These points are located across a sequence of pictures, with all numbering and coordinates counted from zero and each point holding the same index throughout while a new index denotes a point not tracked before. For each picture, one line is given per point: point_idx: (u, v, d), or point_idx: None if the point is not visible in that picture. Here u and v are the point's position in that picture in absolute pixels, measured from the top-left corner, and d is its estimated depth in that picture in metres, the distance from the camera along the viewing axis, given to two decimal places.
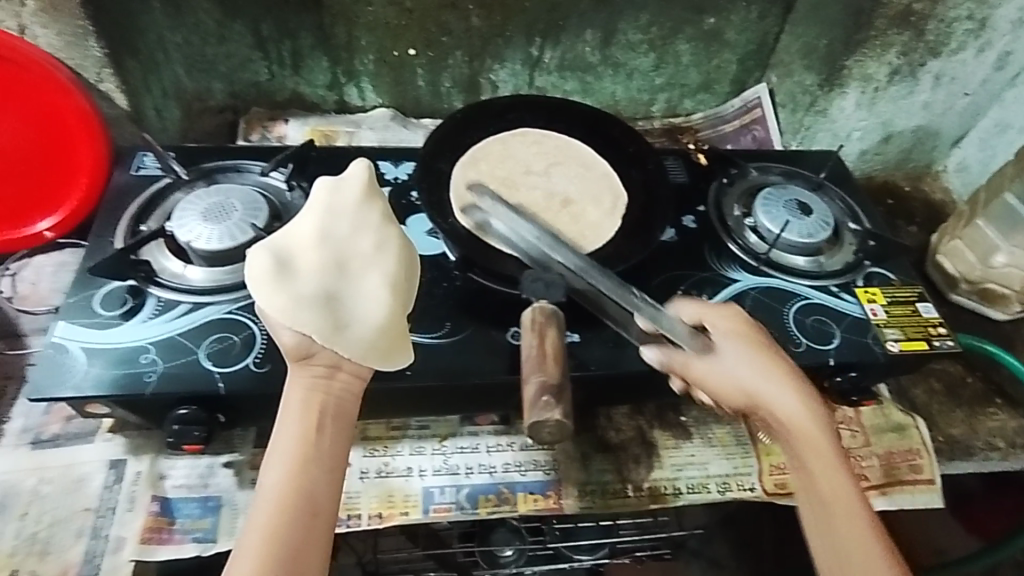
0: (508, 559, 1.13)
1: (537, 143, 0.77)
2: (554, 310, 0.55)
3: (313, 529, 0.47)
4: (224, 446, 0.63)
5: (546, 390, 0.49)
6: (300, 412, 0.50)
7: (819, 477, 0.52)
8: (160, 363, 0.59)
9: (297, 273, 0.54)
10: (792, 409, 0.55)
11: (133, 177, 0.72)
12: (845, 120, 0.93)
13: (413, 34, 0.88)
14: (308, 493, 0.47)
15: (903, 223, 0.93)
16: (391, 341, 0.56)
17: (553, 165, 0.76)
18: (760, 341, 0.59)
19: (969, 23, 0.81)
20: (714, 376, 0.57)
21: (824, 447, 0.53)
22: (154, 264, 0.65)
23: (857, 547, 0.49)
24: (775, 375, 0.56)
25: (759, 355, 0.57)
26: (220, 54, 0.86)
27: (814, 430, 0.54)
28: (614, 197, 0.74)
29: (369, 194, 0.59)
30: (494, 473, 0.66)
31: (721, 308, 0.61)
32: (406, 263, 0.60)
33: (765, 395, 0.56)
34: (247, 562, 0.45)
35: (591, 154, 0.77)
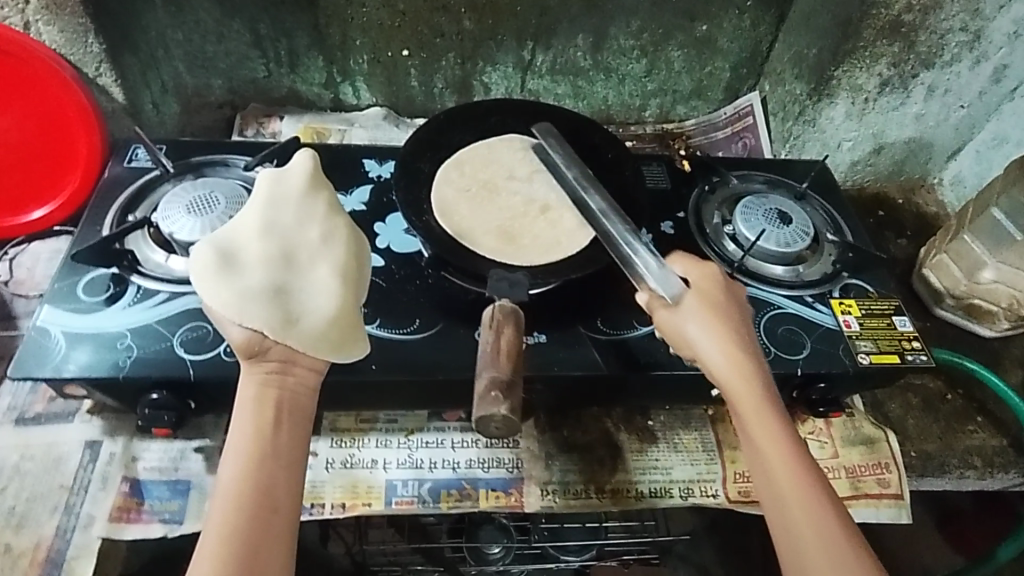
0: (495, 556, 1.12)
1: (522, 148, 0.77)
2: (515, 308, 0.55)
3: (270, 524, 0.48)
4: (196, 431, 0.65)
5: (495, 385, 0.49)
6: (254, 409, 0.53)
7: (756, 431, 0.54)
8: (136, 349, 0.61)
9: (242, 267, 0.59)
10: (727, 362, 0.57)
11: (125, 169, 0.75)
12: (834, 130, 0.92)
13: (406, 35, 0.90)
14: (263, 488, 0.49)
15: (892, 235, 0.93)
16: (343, 331, 0.60)
17: (536, 170, 0.76)
18: (716, 295, 0.60)
19: (963, 35, 0.80)
20: (670, 329, 0.59)
21: (756, 395, 0.55)
22: (138, 254, 0.68)
23: (789, 489, 0.51)
24: (716, 333, 0.58)
25: (704, 306, 0.59)
26: (220, 52, 0.89)
27: (747, 382, 0.55)
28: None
29: (311, 187, 0.66)
30: (458, 469, 0.67)
31: (699, 267, 0.63)
32: (354, 251, 0.65)
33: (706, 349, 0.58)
34: (204, 560, 0.46)
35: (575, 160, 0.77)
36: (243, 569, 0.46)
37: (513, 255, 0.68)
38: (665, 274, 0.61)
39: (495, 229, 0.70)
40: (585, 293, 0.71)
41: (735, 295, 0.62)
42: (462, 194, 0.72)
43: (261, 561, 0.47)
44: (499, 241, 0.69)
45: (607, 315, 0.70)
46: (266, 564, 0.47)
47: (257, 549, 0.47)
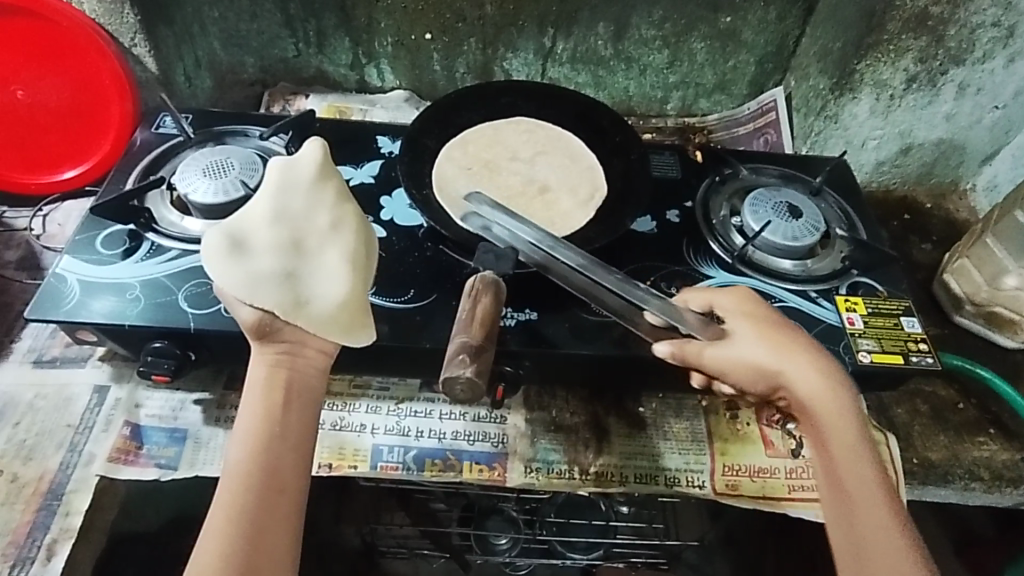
0: (501, 548, 1.07)
1: (530, 132, 0.79)
2: (495, 278, 0.57)
3: (279, 504, 0.48)
4: (197, 384, 0.68)
5: (464, 349, 0.52)
6: (264, 391, 0.52)
7: (840, 464, 0.53)
8: (143, 299, 0.65)
9: (254, 254, 0.58)
10: (809, 390, 0.55)
11: (152, 134, 0.79)
12: (858, 127, 0.89)
13: (429, 19, 0.92)
14: (271, 469, 0.49)
15: (917, 240, 0.90)
16: (352, 318, 0.59)
17: (540, 155, 0.77)
18: (772, 320, 0.59)
19: (996, 31, 0.77)
20: (729, 363, 0.57)
21: (846, 428, 0.54)
22: (155, 213, 0.71)
23: (878, 526, 0.50)
24: (799, 357, 0.56)
25: (768, 335, 0.57)
26: (252, 30, 0.93)
27: (842, 410, 0.54)
28: (592, 189, 0.75)
29: (322, 174, 0.64)
30: (443, 439, 0.68)
31: (731, 291, 0.61)
32: (364, 240, 0.64)
33: (788, 376, 0.56)
34: (212, 538, 0.47)
35: (580, 146, 0.78)
36: (249, 549, 0.46)
37: None
38: (679, 316, 0.60)
39: None
40: None
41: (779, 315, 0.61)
42: (463, 171, 0.74)
43: (265, 542, 0.47)
44: None
45: None
46: (270, 545, 0.47)
47: (262, 531, 0.47)
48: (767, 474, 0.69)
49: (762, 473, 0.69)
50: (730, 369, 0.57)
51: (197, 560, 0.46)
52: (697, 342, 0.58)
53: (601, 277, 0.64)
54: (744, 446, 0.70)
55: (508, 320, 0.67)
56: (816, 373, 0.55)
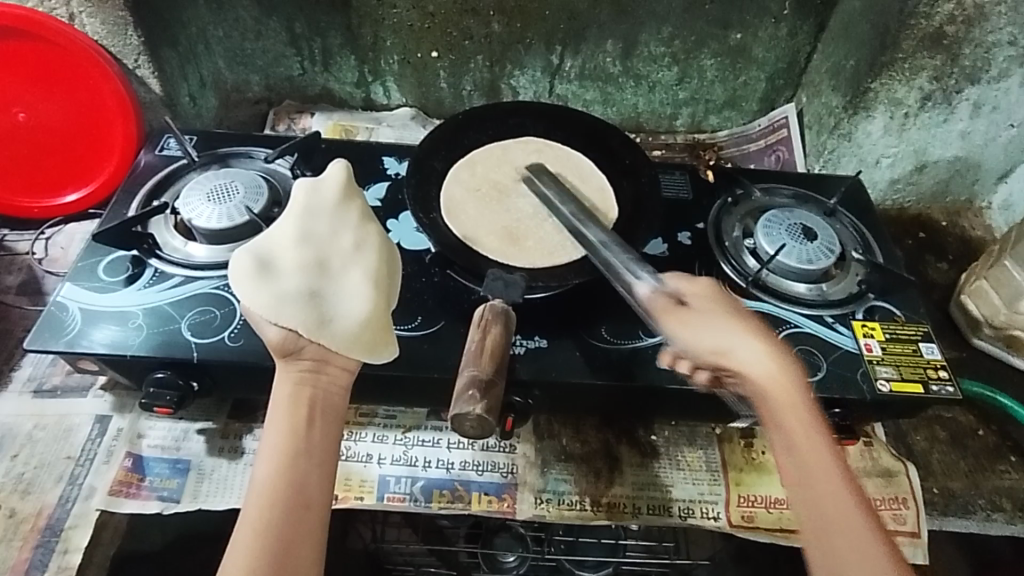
0: (510, 565, 1.02)
1: (537, 152, 0.78)
2: (507, 308, 0.56)
3: (304, 520, 0.46)
4: (200, 413, 0.67)
5: (474, 383, 0.50)
6: (288, 409, 0.51)
7: (790, 434, 0.48)
8: (146, 328, 0.63)
9: (280, 275, 0.56)
10: (763, 376, 0.50)
11: (156, 156, 0.78)
12: (871, 145, 0.87)
13: (436, 37, 0.90)
14: (297, 484, 0.47)
15: (933, 259, 0.88)
16: (375, 336, 0.57)
17: (548, 174, 0.76)
18: (728, 305, 0.53)
19: (1012, 50, 0.75)
20: (687, 342, 0.51)
21: (796, 399, 0.49)
22: (159, 238, 0.70)
23: (835, 508, 0.45)
24: (743, 332, 0.51)
25: (717, 319, 0.51)
26: (258, 49, 0.92)
27: (788, 384, 0.49)
28: (603, 211, 0.73)
29: (346, 196, 0.64)
30: (452, 469, 0.67)
31: (695, 281, 0.54)
32: (388, 259, 0.62)
33: (732, 353, 0.50)
34: (238, 556, 0.44)
35: (589, 166, 0.77)
36: (276, 566, 0.44)
37: (514, 256, 0.68)
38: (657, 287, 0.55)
39: (495, 228, 0.71)
40: (589, 300, 0.70)
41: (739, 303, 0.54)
42: (470, 194, 0.73)
43: (291, 558, 0.45)
44: (501, 242, 0.70)
45: (612, 322, 0.68)
46: (297, 560, 0.45)
47: (289, 545, 0.45)
48: (783, 504, 0.67)
49: (778, 503, 0.67)
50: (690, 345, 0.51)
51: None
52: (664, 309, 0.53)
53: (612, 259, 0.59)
54: (759, 477, 0.68)
55: (517, 348, 0.65)
56: (772, 360, 0.50)
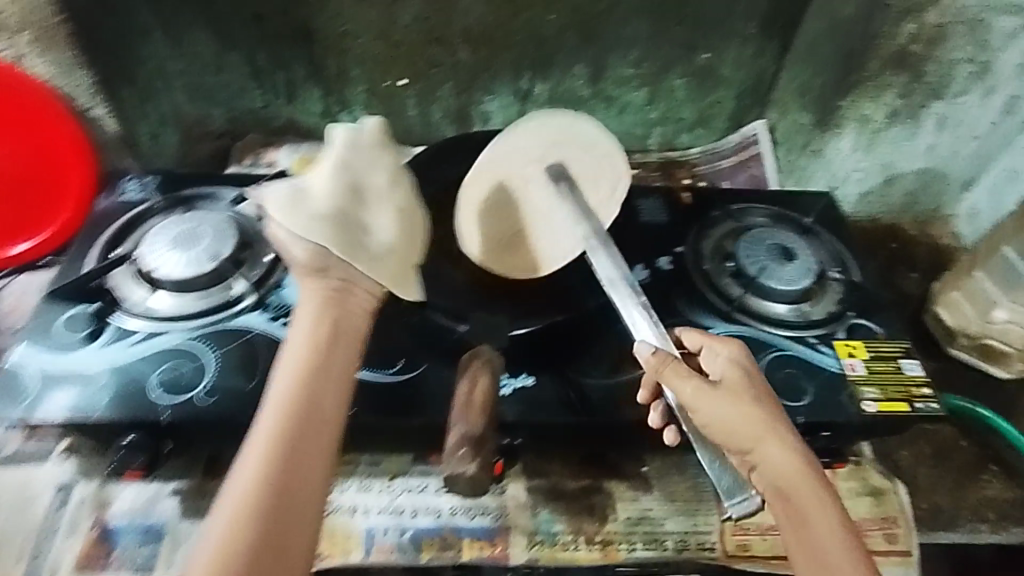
0: None
1: (542, 122, 0.69)
2: (492, 356, 0.54)
3: (320, 434, 0.47)
4: (174, 472, 0.63)
5: (464, 441, 0.48)
6: (312, 326, 0.52)
7: (814, 536, 0.46)
8: (110, 390, 0.60)
9: (315, 200, 0.59)
10: (786, 470, 0.49)
11: (115, 202, 0.74)
12: (841, 162, 0.89)
13: (402, 66, 0.89)
14: (314, 398, 0.48)
15: (903, 270, 0.90)
16: (400, 268, 0.60)
17: (553, 147, 0.69)
18: (756, 392, 0.53)
19: (970, 66, 0.74)
20: (701, 413, 0.51)
21: (826, 507, 0.47)
22: (120, 290, 0.67)
23: None
24: (777, 431, 0.50)
25: (741, 398, 0.51)
26: (220, 82, 0.88)
27: (813, 489, 0.48)
28: (613, 185, 0.71)
29: (382, 140, 0.66)
30: (440, 516, 0.65)
31: (722, 343, 0.56)
32: (416, 202, 0.65)
33: (764, 448, 0.50)
34: (251, 462, 0.45)
35: (595, 130, 0.71)
36: (286, 472, 0.45)
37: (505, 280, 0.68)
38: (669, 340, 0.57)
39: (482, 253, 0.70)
40: (575, 331, 0.69)
41: (761, 381, 0.54)
42: (450, 226, 0.72)
43: (296, 479, 0.45)
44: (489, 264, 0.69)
45: (598, 356, 0.67)
46: (307, 473, 0.46)
47: (293, 464, 0.45)
48: (778, 531, 0.66)
49: (772, 530, 0.66)
50: (706, 418, 0.51)
51: (228, 497, 0.44)
52: (664, 364, 0.52)
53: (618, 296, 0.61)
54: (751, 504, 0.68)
55: (504, 389, 0.64)
56: (795, 454, 0.49)
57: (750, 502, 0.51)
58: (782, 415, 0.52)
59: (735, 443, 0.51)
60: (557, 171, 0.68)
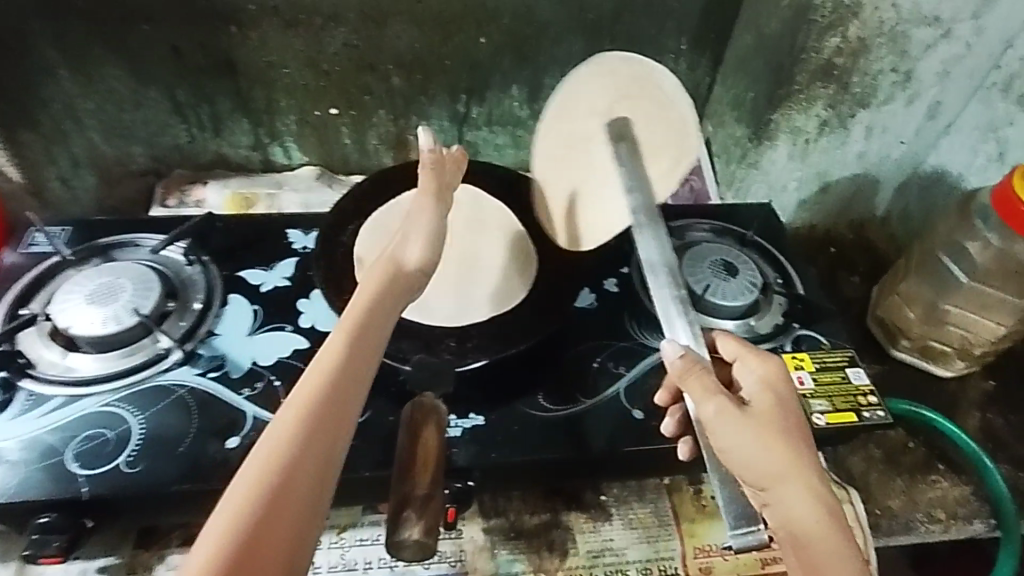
0: None
1: (614, 75, 0.67)
2: (434, 403, 0.52)
3: (356, 384, 0.43)
4: (100, 548, 0.59)
5: (408, 503, 0.46)
6: (369, 277, 0.50)
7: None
8: (21, 467, 0.55)
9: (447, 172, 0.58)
10: (806, 516, 0.44)
11: (23, 255, 0.69)
12: (778, 172, 0.92)
13: (333, 94, 0.86)
14: (366, 346, 0.45)
15: (846, 273, 0.90)
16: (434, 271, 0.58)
17: (621, 104, 0.67)
18: (789, 421, 0.48)
19: (893, 76, 0.74)
20: (724, 441, 0.47)
21: (845, 559, 0.42)
22: (31, 354, 0.62)
23: None
24: (804, 465, 0.45)
25: (769, 425, 0.47)
26: (138, 119, 0.84)
27: (834, 536, 0.43)
28: (678, 156, 0.65)
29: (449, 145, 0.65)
30: (395, 567, 0.62)
31: (761, 358, 0.53)
32: None
33: (785, 484, 0.45)
34: (292, 407, 0.40)
35: (674, 87, 0.65)
36: (322, 420, 0.40)
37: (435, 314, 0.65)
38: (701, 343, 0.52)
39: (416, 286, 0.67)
40: (525, 362, 0.67)
41: (795, 402, 0.50)
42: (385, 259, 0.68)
43: (290, 495, 0.37)
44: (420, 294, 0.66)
45: (549, 388, 0.66)
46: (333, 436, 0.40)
47: (295, 477, 0.38)
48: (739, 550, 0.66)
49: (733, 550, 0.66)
50: (724, 443, 0.47)
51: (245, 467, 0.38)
52: (695, 371, 0.48)
53: (660, 283, 0.56)
54: (711, 524, 0.67)
55: (453, 429, 0.62)
56: (820, 501, 0.44)
57: (755, 538, 0.46)
58: (812, 447, 0.48)
59: (756, 477, 0.46)
60: (617, 131, 0.66)
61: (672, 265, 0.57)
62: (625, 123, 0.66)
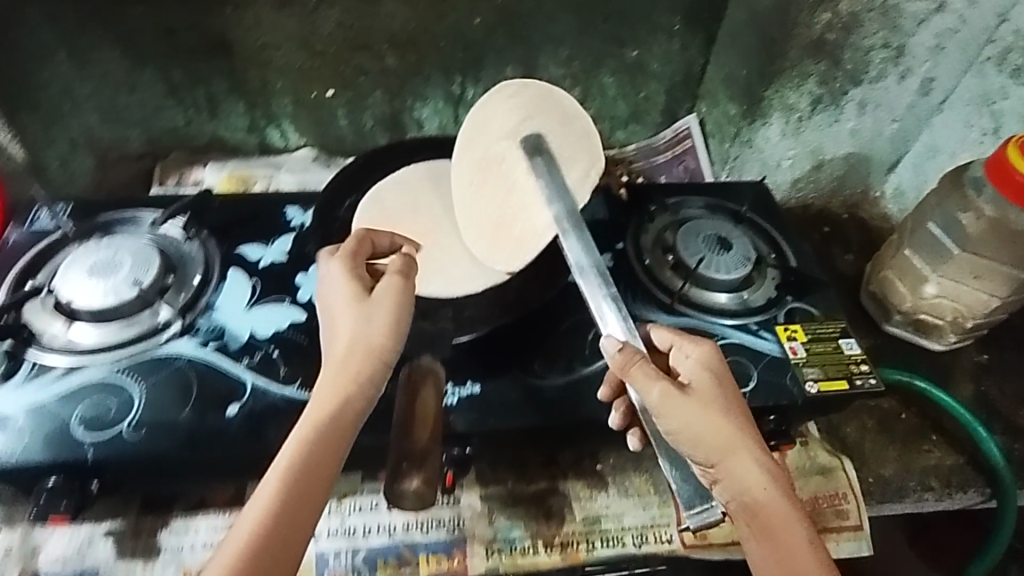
0: None
1: (514, 95, 0.65)
2: (433, 365, 0.53)
3: (340, 425, 0.49)
4: (105, 512, 0.60)
5: (405, 459, 0.48)
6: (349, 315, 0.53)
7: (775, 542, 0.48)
8: (26, 432, 0.56)
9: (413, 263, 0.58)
10: (755, 487, 0.49)
11: (25, 233, 0.70)
12: (771, 149, 0.91)
13: (329, 75, 0.86)
14: (351, 385, 0.50)
15: (840, 252, 0.90)
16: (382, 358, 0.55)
17: (526, 123, 0.65)
18: (730, 399, 0.53)
19: (885, 52, 0.76)
20: (675, 423, 0.51)
21: (794, 522, 0.48)
22: (35, 325, 0.63)
23: None
24: (749, 442, 0.51)
25: (710, 407, 0.51)
26: (133, 102, 0.85)
27: (782, 501, 0.49)
28: (589, 163, 0.67)
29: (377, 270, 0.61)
30: (395, 534, 0.63)
31: (695, 343, 0.56)
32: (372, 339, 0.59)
33: (735, 459, 0.50)
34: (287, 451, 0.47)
35: (572, 103, 0.67)
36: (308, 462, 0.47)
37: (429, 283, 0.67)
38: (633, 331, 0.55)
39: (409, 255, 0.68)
40: (521, 333, 0.68)
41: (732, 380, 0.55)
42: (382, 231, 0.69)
43: (284, 529, 0.45)
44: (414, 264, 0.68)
45: (546, 356, 0.67)
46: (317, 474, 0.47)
47: (283, 515, 0.45)
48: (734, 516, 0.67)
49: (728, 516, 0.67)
50: (671, 424, 0.51)
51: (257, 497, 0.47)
52: (637, 365, 0.51)
53: (591, 287, 0.58)
54: None
55: (450, 397, 0.63)
56: (765, 471, 0.50)
57: (709, 513, 0.49)
58: (752, 421, 0.53)
59: (703, 454, 0.51)
60: (534, 146, 0.64)
61: (600, 268, 0.59)
62: (539, 138, 0.64)
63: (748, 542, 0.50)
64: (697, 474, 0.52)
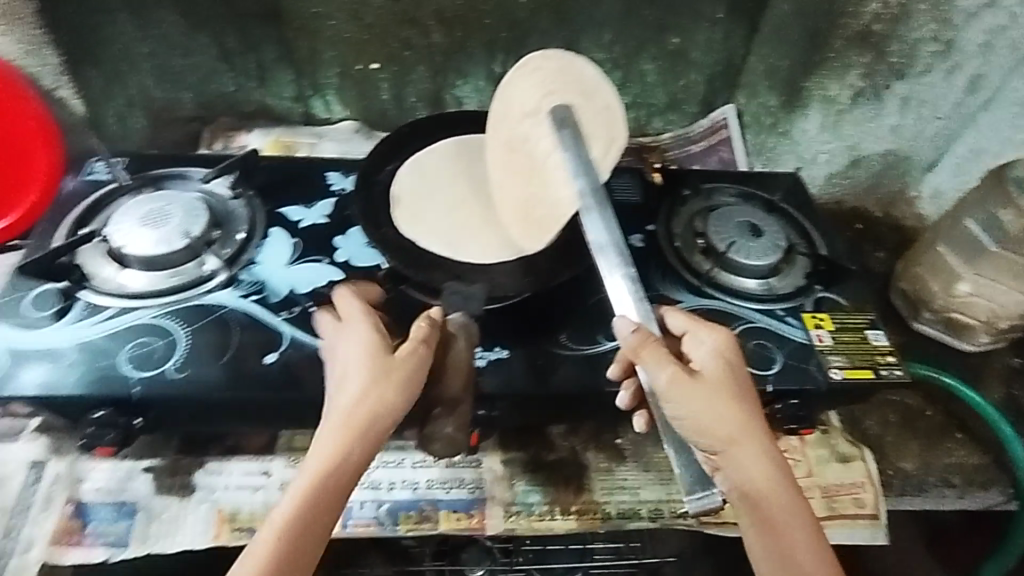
0: None
1: (537, 70, 0.66)
2: (466, 319, 0.60)
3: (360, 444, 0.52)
4: (146, 450, 0.63)
5: (438, 404, 0.59)
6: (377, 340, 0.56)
7: (774, 539, 0.51)
8: (77, 365, 0.59)
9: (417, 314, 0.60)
10: (756, 482, 0.51)
11: (82, 182, 0.74)
12: (808, 141, 0.91)
13: (375, 48, 0.89)
14: (373, 407, 0.53)
15: (871, 248, 0.90)
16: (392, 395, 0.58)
17: (549, 98, 0.65)
18: (741, 393, 0.54)
19: (934, 45, 0.77)
20: (682, 408, 0.52)
21: (795, 520, 0.51)
22: (88, 267, 0.66)
23: None
24: (754, 435, 0.52)
25: (717, 395, 0.53)
26: (187, 66, 0.88)
27: (784, 498, 0.51)
28: (610, 137, 0.66)
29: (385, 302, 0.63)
30: (417, 489, 0.65)
31: (711, 331, 0.57)
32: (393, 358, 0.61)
33: (739, 449, 0.51)
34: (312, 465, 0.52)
35: (594, 76, 0.66)
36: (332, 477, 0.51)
37: (461, 249, 0.67)
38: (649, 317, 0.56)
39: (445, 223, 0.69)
40: (549, 305, 0.70)
41: (745, 374, 0.56)
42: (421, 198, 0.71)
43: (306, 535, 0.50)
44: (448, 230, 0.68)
45: (573, 328, 0.68)
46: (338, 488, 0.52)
47: (307, 524, 0.50)
48: None
49: None
50: (678, 409, 0.52)
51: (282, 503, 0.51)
52: (649, 349, 0.52)
53: (610, 263, 0.58)
54: None
55: (479, 360, 0.65)
56: (770, 465, 0.51)
57: (708, 500, 0.50)
58: (760, 413, 0.54)
59: (708, 441, 0.52)
60: (559, 118, 0.64)
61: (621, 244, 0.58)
62: (565, 109, 0.64)
63: (745, 530, 0.52)
64: (701, 460, 0.53)
